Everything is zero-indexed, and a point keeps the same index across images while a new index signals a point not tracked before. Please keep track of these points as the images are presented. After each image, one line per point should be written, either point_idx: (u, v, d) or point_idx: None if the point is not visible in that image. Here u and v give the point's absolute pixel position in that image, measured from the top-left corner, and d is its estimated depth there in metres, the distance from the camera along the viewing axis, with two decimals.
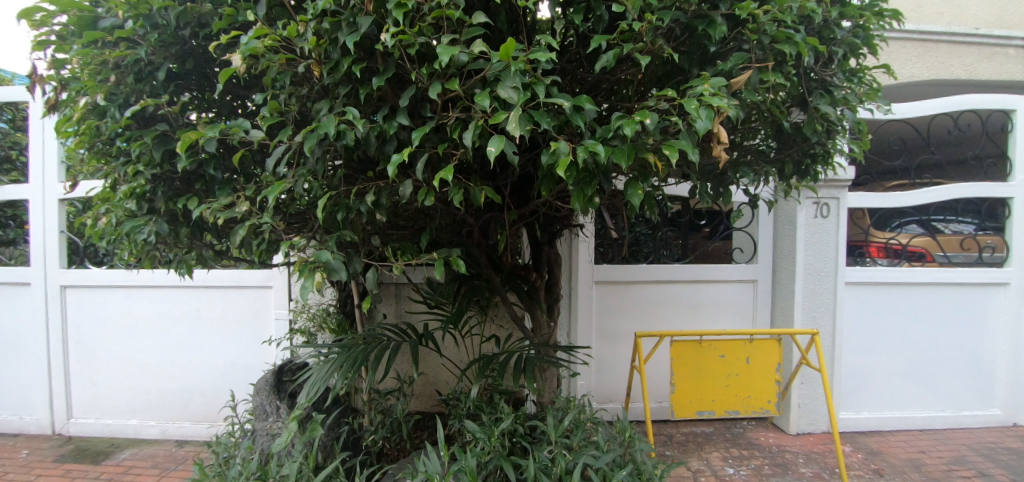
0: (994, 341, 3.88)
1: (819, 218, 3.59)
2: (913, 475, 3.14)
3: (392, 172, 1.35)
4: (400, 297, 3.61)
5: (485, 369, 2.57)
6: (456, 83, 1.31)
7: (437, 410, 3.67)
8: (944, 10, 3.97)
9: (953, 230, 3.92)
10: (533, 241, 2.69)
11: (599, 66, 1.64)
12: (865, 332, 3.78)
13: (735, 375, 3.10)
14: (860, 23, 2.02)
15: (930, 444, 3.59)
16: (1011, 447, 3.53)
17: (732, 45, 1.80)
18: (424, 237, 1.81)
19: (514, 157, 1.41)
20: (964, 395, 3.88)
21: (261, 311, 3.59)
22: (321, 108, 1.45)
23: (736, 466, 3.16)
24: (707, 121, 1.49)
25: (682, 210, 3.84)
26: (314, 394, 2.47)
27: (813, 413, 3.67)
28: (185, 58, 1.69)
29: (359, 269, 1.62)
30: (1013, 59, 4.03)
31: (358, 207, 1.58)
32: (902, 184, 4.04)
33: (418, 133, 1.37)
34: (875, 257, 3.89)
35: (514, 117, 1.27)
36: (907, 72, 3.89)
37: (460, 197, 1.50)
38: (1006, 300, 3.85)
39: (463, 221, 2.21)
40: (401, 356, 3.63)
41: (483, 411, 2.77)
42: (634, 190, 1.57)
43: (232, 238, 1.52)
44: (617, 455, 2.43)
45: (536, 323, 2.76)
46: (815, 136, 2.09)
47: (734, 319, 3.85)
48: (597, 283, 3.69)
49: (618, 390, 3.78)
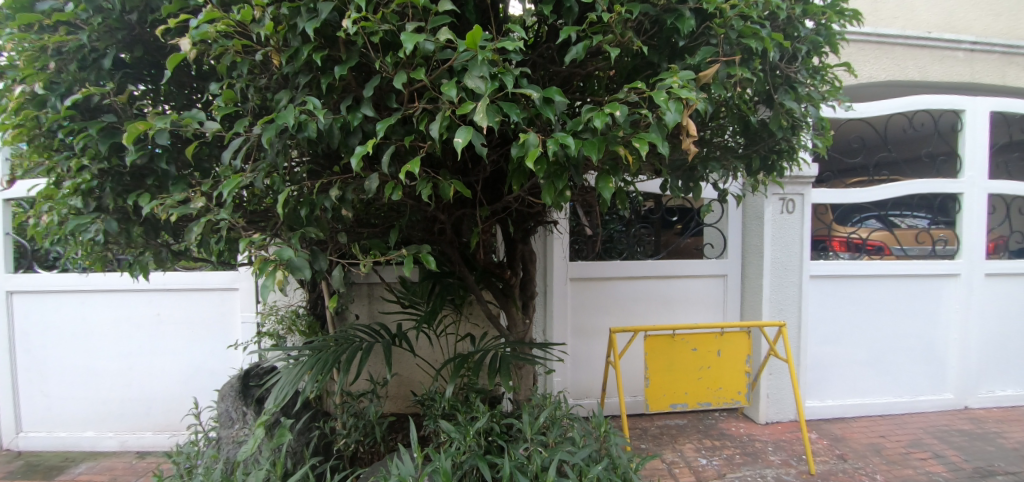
0: (947, 329, 4.05)
1: (785, 214, 3.68)
2: (875, 458, 3.25)
3: (357, 165, 1.30)
4: (372, 297, 3.54)
5: (460, 369, 2.53)
6: (421, 73, 1.27)
7: (412, 411, 3.61)
8: (899, 14, 4.13)
9: (909, 224, 4.09)
10: (507, 238, 2.67)
11: (569, 58, 1.64)
12: (830, 322, 3.90)
13: (706, 367, 3.15)
14: (822, 21, 2.07)
15: (890, 428, 3.73)
16: (963, 429, 3.71)
17: (700, 40, 1.81)
18: (393, 234, 1.76)
19: (484, 149, 1.39)
20: (921, 382, 4.05)
21: (226, 314, 3.46)
22: (281, 98, 1.40)
23: (709, 457, 3.22)
24: (677, 113, 1.50)
25: (654, 207, 3.89)
26: (283, 399, 2.38)
27: (781, 403, 3.76)
28: (134, 45, 1.61)
29: (324, 268, 1.57)
30: (962, 62, 4.19)
31: (323, 203, 1.53)
32: (861, 181, 4.19)
33: (383, 125, 1.33)
34: (837, 251, 4.01)
35: (481, 107, 1.24)
36: (865, 72, 4.02)
37: (428, 190, 1.46)
38: (957, 289, 4.03)
39: (434, 217, 2.18)
40: (373, 357, 3.55)
41: (458, 410, 2.73)
42: (604, 184, 1.57)
43: (187, 236, 1.45)
44: (593, 451, 2.43)
45: (511, 321, 2.74)
46: (781, 132, 2.13)
47: (705, 312, 3.92)
48: (572, 279, 3.70)
49: (594, 385, 3.80)
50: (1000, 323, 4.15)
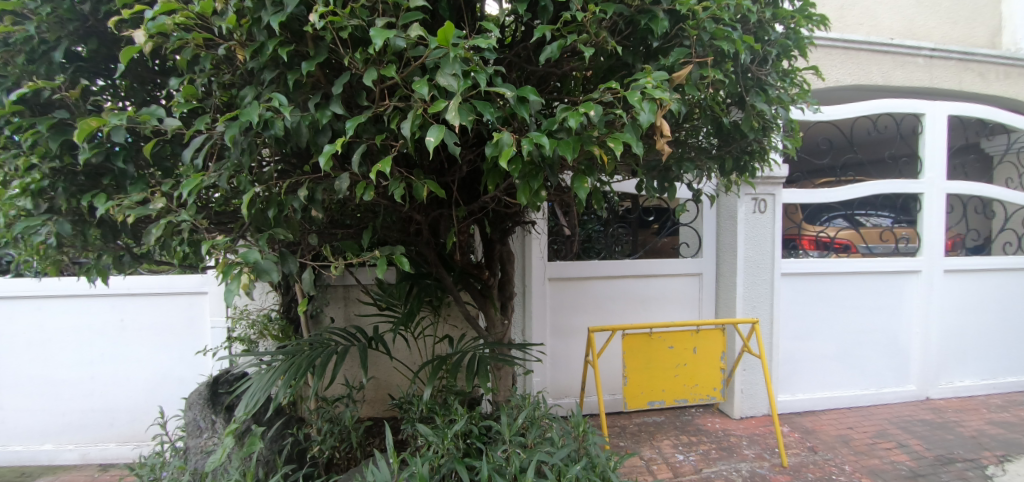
0: (910, 323, 4.20)
1: (757, 213, 3.75)
2: (843, 449, 3.35)
3: (326, 164, 1.27)
4: (348, 300, 3.47)
5: (438, 370, 2.49)
6: (392, 70, 1.25)
7: (389, 415, 3.55)
8: (864, 21, 4.33)
9: (873, 223, 4.23)
10: (485, 239, 2.64)
11: (544, 57, 1.64)
12: (800, 318, 4.00)
13: (683, 365, 3.19)
14: (792, 25, 2.11)
15: (857, 420, 3.84)
16: (925, 419, 3.84)
17: (674, 41, 1.82)
18: (366, 235, 1.73)
19: (457, 149, 1.37)
20: (886, 374, 4.18)
21: (194, 319, 3.35)
22: (246, 94, 1.35)
23: (686, 452, 3.26)
24: (650, 114, 1.50)
25: (632, 207, 3.92)
26: (254, 406, 2.30)
27: (754, 398, 3.84)
28: (88, 37, 1.55)
29: (294, 270, 1.52)
30: (922, 68, 4.33)
31: (292, 203, 1.49)
32: (829, 182, 4.31)
33: (352, 123, 1.30)
34: (807, 249, 4.12)
35: (454, 105, 1.22)
36: (833, 76, 4.13)
37: (401, 190, 1.43)
38: (919, 285, 4.18)
39: (410, 218, 2.15)
40: (349, 360, 3.48)
41: (436, 413, 2.69)
42: (579, 183, 1.57)
43: (147, 239, 1.39)
44: (572, 450, 2.43)
45: (490, 322, 2.72)
46: (752, 133, 2.17)
47: (681, 310, 3.97)
48: (550, 279, 3.70)
49: (573, 385, 3.80)
50: (958, 317, 4.33)
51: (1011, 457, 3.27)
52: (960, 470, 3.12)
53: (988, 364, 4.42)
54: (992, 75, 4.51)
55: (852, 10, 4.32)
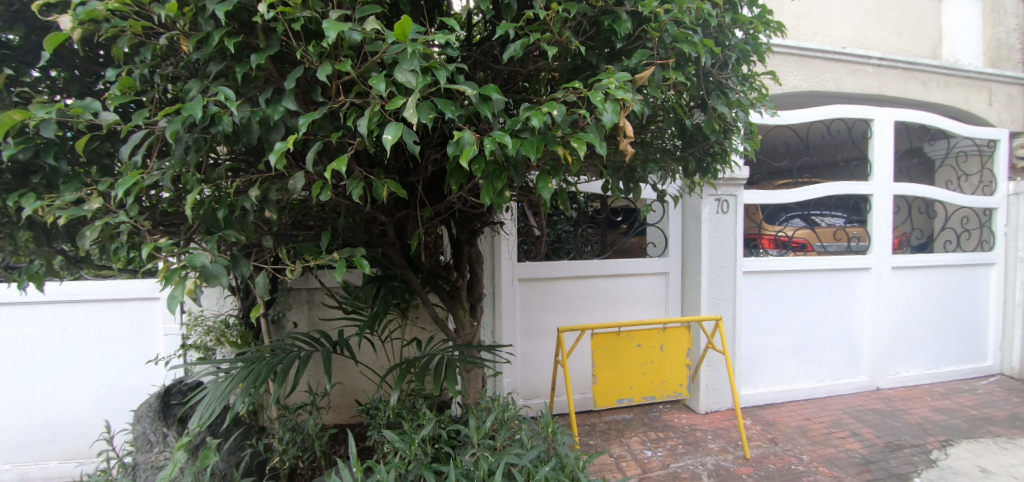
0: (861, 318, 4.39)
1: (720, 214, 3.85)
2: (802, 440, 3.46)
3: (277, 162, 1.22)
4: (312, 303, 3.35)
5: (405, 374, 2.44)
6: (348, 64, 1.21)
7: (356, 421, 3.46)
8: (818, 30, 4.52)
9: (828, 222, 4.40)
10: (453, 239, 2.60)
11: (508, 55, 1.63)
12: (761, 314, 4.12)
13: (650, 362, 3.24)
14: (751, 31, 2.14)
15: (814, 411, 3.98)
16: (876, 409, 4.02)
17: (637, 43, 1.84)
18: (326, 237, 1.68)
19: (417, 147, 1.34)
20: (840, 366, 4.35)
21: (145, 326, 3.18)
22: (191, 88, 1.29)
23: (653, 448, 3.30)
24: (613, 114, 1.51)
25: (600, 207, 3.95)
26: (209, 417, 2.19)
27: (719, 393, 3.92)
28: (15, 23, 1.46)
29: (247, 274, 1.47)
30: (871, 76, 4.52)
31: (244, 204, 1.43)
32: (787, 183, 4.46)
33: (306, 119, 1.25)
34: (767, 248, 4.24)
35: (412, 103, 1.20)
36: (789, 82, 4.28)
37: (359, 190, 1.40)
38: (869, 281, 4.37)
39: (374, 218, 2.09)
40: (311, 367, 3.37)
41: (404, 418, 2.63)
42: (544, 183, 1.56)
43: (81, 242, 1.30)
44: (541, 451, 2.42)
45: (459, 324, 2.68)
46: (714, 135, 2.20)
47: (648, 309, 4.03)
48: (520, 280, 3.68)
49: (543, 385, 3.80)
50: (904, 311, 4.56)
51: (953, 442, 3.46)
52: (907, 455, 3.27)
53: (932, 356, 4.67)
54: (933, 84, 4.74)
55: (806, 19, 4.50)
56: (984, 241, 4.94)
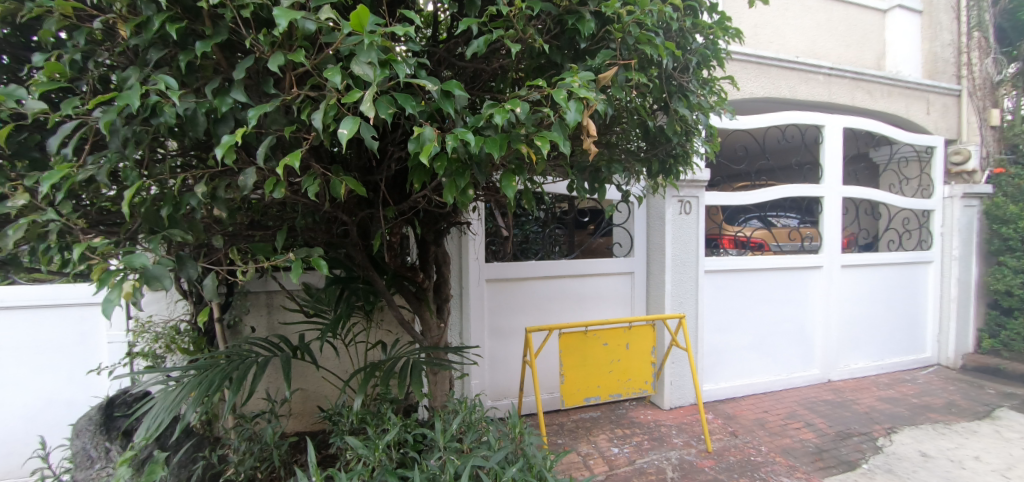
0: (814, 314, 4.57)
1: (683, 215, 3.93)
2: (760, 432, 3.58)
3: (225, 156, 1.18)
4: (271, 307, 3.22)
5: (370, 378, 2.38)
6: (301, 54, 1.19)
7: (318, 428, 3.34)
8: (773, 39, 4.69)
9: (783, 223, 4.57)
10: (419, 240, 2.54)
11: (470, 51, 1.61)
12: (722, 311, 4.23)
13: (616, 360, 3.27)
14: (711, 36, 2.18)
15: (771, 403, 4.12)
16: (828, 400, 4.20)
17: (600, 43, 1.86)
18: (281, 236, 1.61)
19: (375, 143, 1.32)
20: (795, 360, 4.52)
21: (87, 334, 2.99)
22: (129, 76, 1.22)
23: (620, 445, 3.34)
24: (577, 113, 1.51)
25: (568, 208, 3.96)
26: (156, 430, 2.07)
27: (682, 388, 4.00)
28: None
29: (194, 276, 1.41)
30: (822, 84, 4.71)
31: (189, 202, 1.37)
32: (745, 185, 4.61)
33: (255, 112, 1.22)
34: (726, 248, 4.36)
35: (369, 96, 1.18)
36: (747, 88, 4.40)
37: (315, 187, 1.37)
38: (821, 278, 4.56)
39: (336, 218, 2.02)
40: (269, 373, 3.24)
41: (368, 423, 2.56)
42: (508, 182, 1.55)
43: (4, 242, 1.22)
44: (508, 452, 2.40)
45: (425, 326, 2.62)
46: (676, 137, 2.24)
47: (614, 308, 4.08)
48: (488, 281, 3.65)
49: (511, 385, 3.78)
50: (853, 307, 4.78)
51: (897, 429, 3.65)
52: (856, 443, 3.43)
53: (878, 348, 4.91)
54: (878, 93, 4.98)
55: (763, 28, 4.66)
56: (923, 240, 5.24)
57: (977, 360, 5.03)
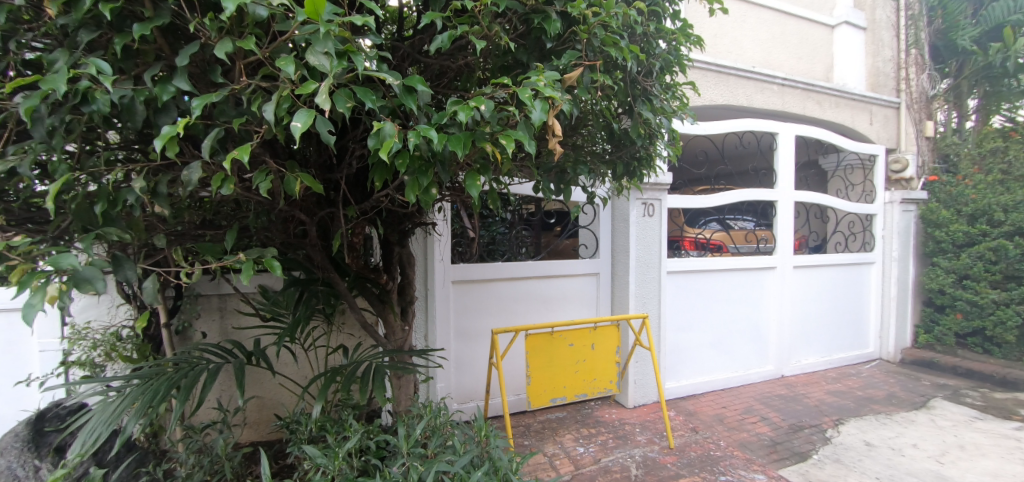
0: (769, 314, 4.73)
1: (646, 216, 3.99)
2: (719, 427, 3.66)
3: (164, 148, 1.11)
4: (224, 312, 3.05)
5: (330, 383, 2.29)
6: (251, 42, 1.13)
7: (275, 438, 3.20)
8: (731, 50, 4.83)
9: (740, 226, 4.71)
10: (382, 240, 2.46)
11: (434, 46, 1.58)
12: (684, 311, 4.32)
13: (582, 361, 3.28)
14: (674, 42, 2.20)
15: (729, 399, 4.24)
16: (782, 395, 4.34)
17: (566, 44, 1.84)
18: (231, 237, 1.53)
19: (332, 138, 1.27)
20: (752, 357, 4.66)
21: (15, 343, 2.76)
22: (56, 59, 1.13)
23: (586, 445, 3.34)
24: (542, 112, 1.50)
25: (534, 210, 3.95)
26: (92, 445, 1.91)
27: (646, 387, 4.06)
28: None
29: (132, 278, 1.33)
30: (776, 94, 4.87)
31: (127, 198, 1.28)
32: (706, 189, 4.73)
33: (200, 101, 1.15)
34: (687, 249, 4.45)
35: (325, 87, 1.14)
36: (707, 95, 4.51)
37: (268, 183, 1.31)
38: (775, 279, 4.72)
39: (292, 217, 1.93)
40: (221, 380, 3.07)
41: (328, 431, 2.47)
42: (472, 182, 1.52)
43: None
44: (473, 456, 2.35)
45: (389, 329, 2.55)
46: (640, 140, 2.25)
47: (580, 309, 4.09)
48: (454, 282, 3.59)
49: (477, 388, 3.74)
50: (804, 306, 4.98)
51: (844, 420, 3.81)
52: (807, 435, 3.56)
53: (827, 345, 5.13)
54: (827, 103, 5.20)
55: (722, 38, 4.80)
56: (867, 242, 5.51)
57: (914, 354, 5.33)
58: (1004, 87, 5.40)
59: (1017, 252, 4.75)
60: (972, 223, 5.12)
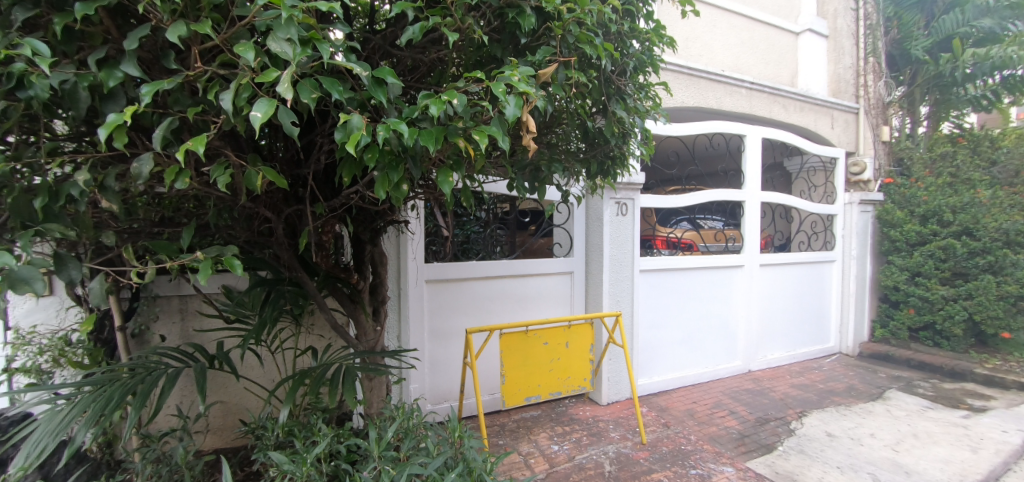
0: (738, 311, 4.82)
1: (620, 216, 4.02)
2: (690, 422, 3.71)
3: (108, 137, 1.04)
4: (185, 313, 2.92)
5: (298, 386, 2.20)
6: (206, 26, 1.07)
7: (239, 444, 3.07)
8: (702, 53, 4.91)
9: (709, 225, 4.79)
10: (353, 238, 2.39)
11: (405, 38, 1.53)
12: (656, 309, 4.36)
13: (556, 359, 3.27)
14: (647, 43, 2.19)
15: (699, 394, 4.30)
16: (750, 389, 4.44)
17: (541, 40, 1.81)
18: (188, 234, 1.45)
19: (295, 130, 1.22)
20: (721, 354, 4.75)
21: None
22: None
23: (560, 442, 3.33)
24: (516, 108, 1.47)
25: (509, 209, 3.92)
26: (37, 458, 1.76)
27: (619, 384, 4.08)
28: None
29: (76, 278, 1.25)
30: (744, 97, 4.97)
31: (70, 192, 1.19)
32: (677, 189, 4.80)
33: (150, 88, 1.08)
34: (659, 248, 4.51)
35: (287, 76, 1.08)
36: (679, 97, 4.56)
37: (226, 177, 1.24)
38: (743, 277, 4.82)
39: (257, 214, 1.84)
40: (181, 385, 2.93)
41: (296, 436, 2.38)
42: (444, 178, 1.47)
43: None
44: (447, 458, 2.31)
45: (360, 330, 2.47)
46: (613, 139, 2.23)
47: (554, 308, 4.08)
48: (427, 281, 3.53)
49: (451, 388, 3.69)
50: (770, 304, 5.10)
51: (808, 413, 3.92)
52: (773, 427, 3.64)
53: (791, 340, 5.28)
54: (792, 107, 5.33)
55: (693, 41, 4.87)
56: (828, 241, 5.68)
57: (871, 348, 5.54)
58: (953, 95, 5.68)
59: (965, 250, 4.98)
60: (924, 223, 5.34)
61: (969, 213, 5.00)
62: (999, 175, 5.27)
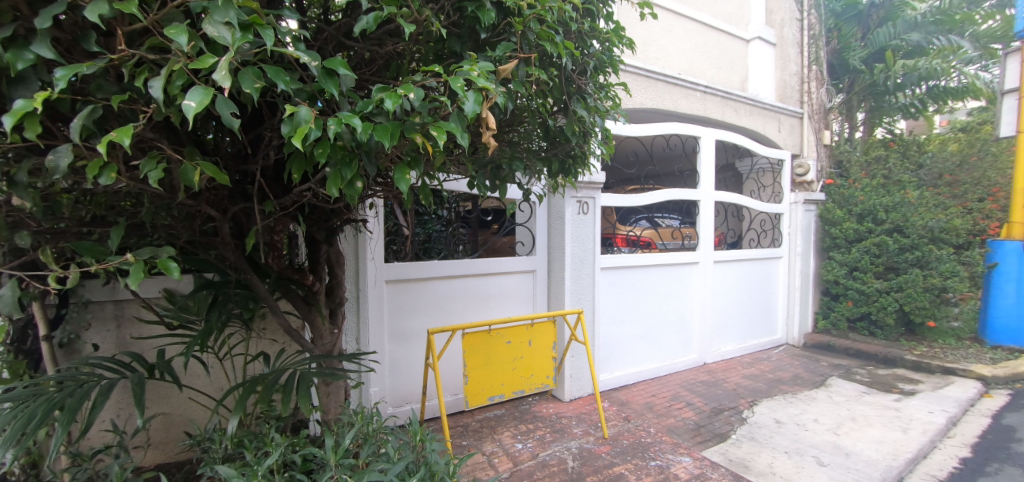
0: (694, 306, 4.95)
1: (581, 214, 4.04)
2: (649, 414, 3.78)
3: (13, 125, 0.94)
4: (121, 320, 2.71)
5: (249, 394, 2.08)
6: (132, 5, 0.98)
7: (184, 457, 2.89)
8: (659, 57, 5.01)
9: (666, 223, 4.92)
10: (308, 238, 2.27)
11: (359, 28, 1.45)
12: (617, 305, 4.42)
13: (519, 358, 3.24)
14: (607, 43, 2.19)
15: (658, 388, 4.39)
16: (705, 381, 4.57)
17: (502, 35, 1.78)
18: (117, 234, 1.34)
19: (236, 121, 1.13)
20: (678, 347, 4.86)
21: None
22: None
23: (524, 440, 3.32)
24: (474, 104, 1.42)
25: (471, 208, 3.86)
26: None
27: (581, 380, 4.11)
28: None
29: None
30: (699, 100, 5.10)
31: None
32: (636, 188, 4.89)
33: (66, 72, 0.99)
34: (619, 246, 4.58)
35: (224, 63, 1.01)
36: (637, 99, 4.63)
37: (158, 172, 1.15)
38: (699, 273, 4.95)
39: (198, 212, 1.71)
40: (116, 396, 2.72)
41: (246, 447, 2.24)
42: (401, 175, 1.41)
43: None
44: (408, 462, 2.23)
45: (316, 333, 2.36)
46: (574, 137, 2.21)
47: (517, 307, 4.06)
48: (387, 282, 3.43)
49: (413, 390, 3.60)
50: (724, 298, 5.27)
51: (758, 402, 4.07)
52: (727, 417, 3.76)
53: (742, 333, 5.48)
54: (743, 111, 5.51)
55: (650, 45, 4.96)
56: (776, 239, 5.94)
57: (814, 338, 5.83)
58: (885, 103, 6.09)
59: (896, 247, 5.27)
60: (861, 221, 5.64)
61: (898, 212, 5.33)
62: (924, 178, 5.64)
